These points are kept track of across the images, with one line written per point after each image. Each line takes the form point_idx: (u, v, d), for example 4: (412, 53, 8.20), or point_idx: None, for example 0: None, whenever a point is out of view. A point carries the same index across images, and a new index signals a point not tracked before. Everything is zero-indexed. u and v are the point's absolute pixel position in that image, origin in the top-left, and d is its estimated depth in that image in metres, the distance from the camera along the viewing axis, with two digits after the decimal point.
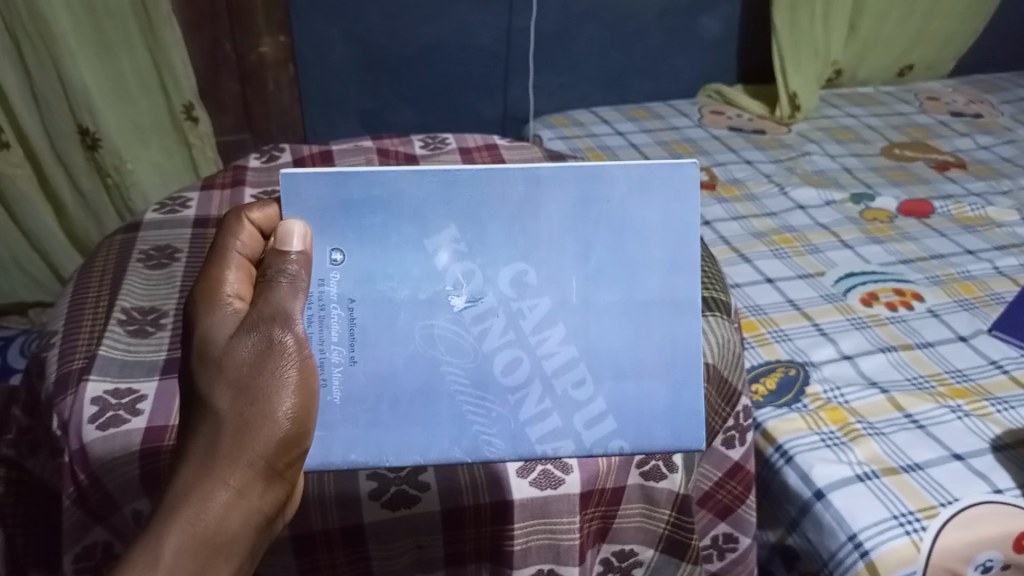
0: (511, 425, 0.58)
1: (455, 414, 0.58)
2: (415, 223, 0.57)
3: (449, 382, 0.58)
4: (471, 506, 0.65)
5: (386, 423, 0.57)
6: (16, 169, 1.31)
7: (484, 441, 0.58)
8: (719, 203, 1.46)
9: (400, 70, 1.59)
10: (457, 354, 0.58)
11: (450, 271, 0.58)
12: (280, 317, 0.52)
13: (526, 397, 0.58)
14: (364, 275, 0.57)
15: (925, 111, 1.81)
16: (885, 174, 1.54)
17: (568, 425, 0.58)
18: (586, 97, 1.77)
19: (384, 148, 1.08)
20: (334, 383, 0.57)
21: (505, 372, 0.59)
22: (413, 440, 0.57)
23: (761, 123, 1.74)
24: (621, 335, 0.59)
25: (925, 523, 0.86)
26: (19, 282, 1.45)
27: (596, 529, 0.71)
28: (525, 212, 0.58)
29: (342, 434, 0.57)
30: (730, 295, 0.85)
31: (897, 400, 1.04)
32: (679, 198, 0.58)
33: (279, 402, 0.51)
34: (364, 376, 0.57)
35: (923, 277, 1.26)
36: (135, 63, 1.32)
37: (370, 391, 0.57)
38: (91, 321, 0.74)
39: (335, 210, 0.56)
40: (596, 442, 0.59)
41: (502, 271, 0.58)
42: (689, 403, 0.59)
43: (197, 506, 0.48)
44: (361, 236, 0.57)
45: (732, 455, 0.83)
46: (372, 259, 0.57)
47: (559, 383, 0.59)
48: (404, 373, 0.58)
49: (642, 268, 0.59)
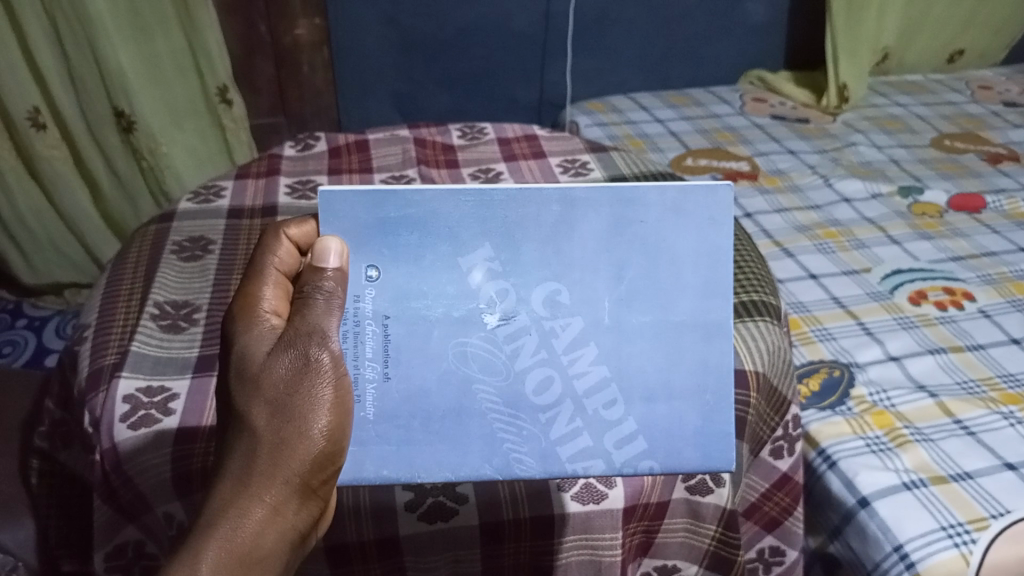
0: (542, 444, 0.55)
1: (485, 432, 0.55)
2: (449, 241, 0.55)
3: (480, 401, 0.55)
4: (511, 520, 0.62)
5: (418, 440, 0.55)
6: (53, 151, 1.33)
7: (514, 460, 0.55)
8: (760, 195, 1.42)
9: (435, 55, 1.56)
10: (488, 372, 0.55)
11: (484, 290, 0.55)
12: (317, 334, 0.50)
13: (557, 416, 0.56)
14: (399, 292, 0.55)
15: (976, 100, 1.74)
16: (935, 166, 1.49)
17: (599, 445, 0.56)
18: (624, 83, 1.73)
19: (421, 138, 1.05)
20: (368, 400, 0.54)
21: (538, 392, 0.56)
22: (444, 457, 0.55)
23: (805, 112, 1.69)
24: (653, 356, 0.56)
25: (975, 535, 0.82)
26: (56, 262, 1.47)
27: (638, 543, 0.69)
28: (561, 233, 0.56)
29: (375, 449, 0.55)
30: (780, 300, 0.80)
31: (947, 405, 1.00)
32: (712, 223, 0.56)
33: (315, 420, 0.49)
34: (397, 394, 0.55)
35: (974, 275, 1.22)
36: (171, 45, 1.30)
37: (402, 408, 0.55)
38: (124, 316, 0.73)
39: (372, 228, 0.54)
40: (626, 462, 0.56)
41: (535, 290, 0.56)
42: (722, 423, 0.56)
43: (232, 524, 0.47)
44: (396, 253, 0.55)
45: (781, 466, 0.79)
46: (406, 277, 0.55)
47: (590, 403, 0.56)
48: (436, 391, 0.55)
49: (677, 290, 0.56)
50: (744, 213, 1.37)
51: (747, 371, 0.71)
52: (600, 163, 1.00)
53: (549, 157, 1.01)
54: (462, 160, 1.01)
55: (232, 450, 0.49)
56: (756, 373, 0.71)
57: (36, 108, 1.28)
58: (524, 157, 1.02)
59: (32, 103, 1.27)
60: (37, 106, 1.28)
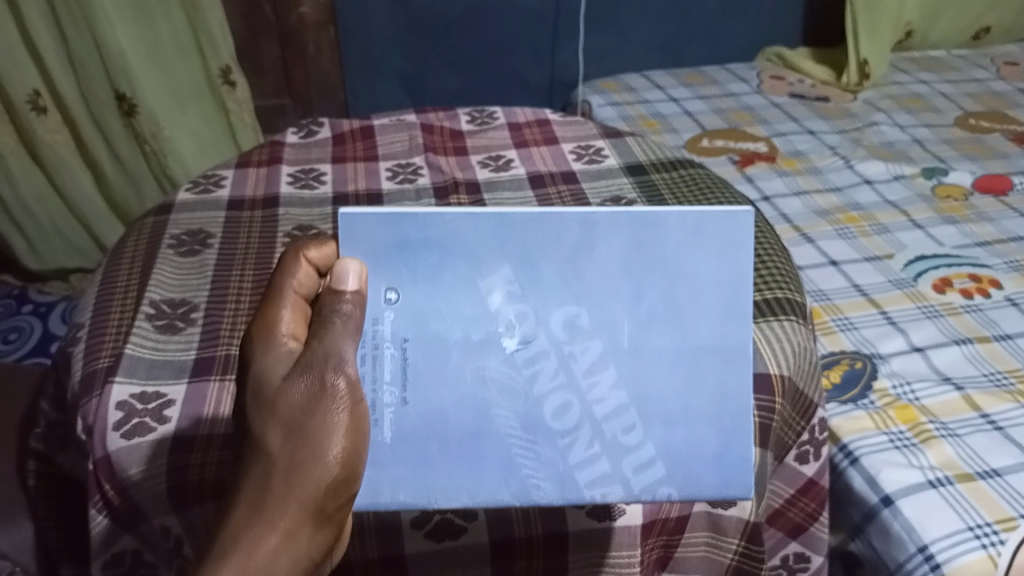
0: (559, 468, 0.52)
1: (502, 456, 0.52)
2: (469, 263, 0.53)
3: (498, 425, 0.52)
4: (522, 538, 0.60)
5: (436, 464, 0.52)
6: (55, 135, 1.30)
7: (531, 485, 0.52)
8: (779, 177, 1.37)
9: (445, 33, 1.52)
10: (507, 396, 0.53)
11: (503, 313, 0.53)
12: (334, 359, 0.48)
13: (576, 441, 0.53)
14: (420, 313, 0.53)
15: (1002, 77, 1.68)
16: (959, 147, 1.44)
17: (616, 470, 0.53)
18: (638, 61, 1.68)
19: (428, 123, 1.01)
20: (385, 422, 0.52)
21: (558, 417, 0.53)
22: (461, 482, 0.52)
23: (825, 90, 1.63)
24: (672, 382, 0.53)
25: (1004, 536, 0.79)
26: (60, 246, 1.44)
27: (657, 558, 0.66)
28: (579, 256, 0.53)
29: (392, 473, 0.52)
30: (805, 297, 0.77)
31: (973, 399, 0.96)
32: (732, 248, 0.53)
33: (330, 445, 0.47)
34: (416, 418, 0.52)
35: (1001, 262, 1.17)
36: (172, 26, 1.26)
37: (420, 432, 0.52)
38: (119, 313, 0.70)
39: (391, 250, 0.52)
40: (645, 488, 0.52)
41: (554, 313, 0.53)
42: (741, 449, 0.53)
43: (246, 551, 0.44)
44: (416, 274, 0.53)
45: (806, 471, 0.75)
46: (425, 298, 0.53)
47: (609, 428, 0.53)
48: (454, 415, 0.52)
49: (695, 313, 0.54)
50: (762, 196, 1.32)
51: (772, 376, 0.67)
52: (616, 149, 0.96)
53: (562, 143, 0.98)
54: (471, 147, 0.97)
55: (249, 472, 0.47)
56: (781, 377, 0.68)
57: (36, 91, 1.25)
58: (536, 144, 0.98)
59: (32, 86, 1.24)
60: (37, 89, 1.24)
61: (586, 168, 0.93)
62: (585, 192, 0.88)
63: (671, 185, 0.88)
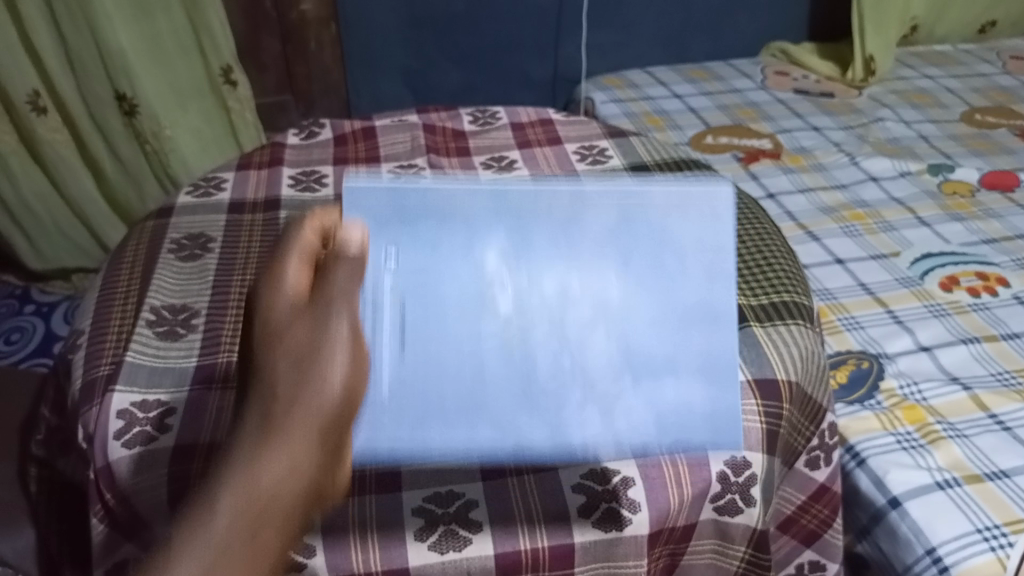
0: (551, 426, 0.48)
1: (501, 417, 0.48)
2: (466, 230, 0.50)
3: (497, 387, 0.48)
4: (528, 551, 0.57)
5: (435, 427, 0.47)
6: (55, 134, 1.29)
7: (526, 442, 0.48)
8: (784, 174, 1.36)
9: (447, 29, 1.51)
10: (505, 359, 0.48)
11: (497, 276, 0.50)
12: (340, 290, 0.45)
13: (566, 402, 0.48)
14: (422, 280, 0.49)
15: (1008, 72, 1.67)
16: (966, 142, 1.43)
17: (608, 427, 0.48)
18: (642, 57, 1.67)
19: (430, 124, 1.01)
20: (384, 383, 0.47)
21: (551, 371, 0.49)
22: (459, 442, 0.47)
23: (830, 85, 1.62)
24: (661, 343, 0.50)
25: (1013, 538, 0.78)
26: (63, 246, 1.43)
27: (663, 566, 0.65)
28: (570, 229, 0.50)
29: (388, 438, 0.46)
30: (813, 299, 0.76)
31: (981, 399, 0.95)
32: (716, 215, 0.50)
33: (334, 369, 0.43)
34: (416, 383, 0.47)
35: (1009, 259, 1.16)
36: (172, 24, 1.25)
37: (420, 397, 0.47)
38: (119, 320, 0.70)
39: (394, 215, 0.49)
40: (635, 443, 0.48)
41: (546, 276, 0.50)
42: (734, 403, 0.49)
43: (247, 473, 0.39)
44: (418, 242, 0.49)
45: (817, 476, 0.75)
46: (427, 266, 0.49)
47: (598, 387, 0.49)
48: (455, 379, 0.48)
49: (682, 274, 0.50)
50: (766, 194, 1.31)
51: (779, 381, 0.67)
52: (619, 148, 0.95)
53: (565, 143, 0.97)
54: (473, 147, 0.97)
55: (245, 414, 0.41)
56: (788, 382, 0.67)
57: (36, 91, 1.24)
58: (540, 144, 0.97)
59: (32, 86, 1.23)
60: (37, 89, 1.24)
61: (590, 168, 0.92)
62: None
63: None
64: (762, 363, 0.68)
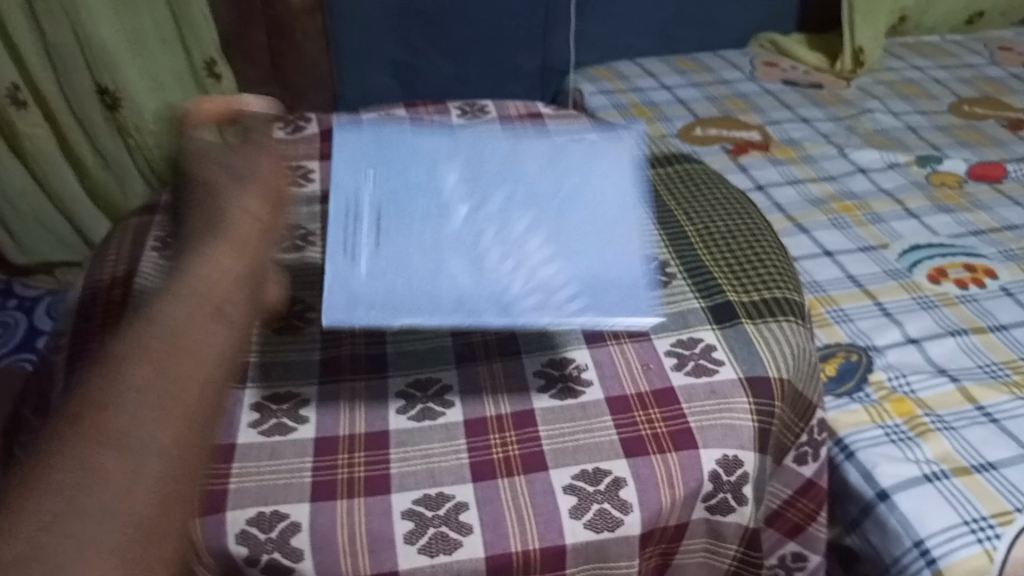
0: (502, 294, 0.56)
1: (455, 288, 0.56)
2: (433, 158, 0.67)
3: (451, 262, 0.59)
4: (519, 553, 0.56)
5: (399, 291, 0.56)
6: (36, 128, 1.28)
7: (480, 306, 0.55)
8: (773, 165, 1.36)
9: (435, 20, 1.49)
10: (462, 244, 0.61)
11: (455, 187, 0.65)
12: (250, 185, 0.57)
13: (516, 268, 0.58)
14: (393, 190, 0.64)
15: (996, 62, 1.67)
16: (954, 133, 1.43)
17: (553, 288, 0.57)
18: (631, 47, 1.66)
19: (419, 118, 1.00)
20: (357, 261, 0.58)
21: (498, 248, 0.60)
22: (421, 303, 0.55)
23: (819, 76, 1.62)
24: (582, 225, 0.63)
25: (1000, 530, 0.79)
26: (46, 240, 1.42)
27: (655, 566, 0.65)
28: (513, 161, 0.67)
29: (360, 301, 0.55)
30: (803, 296, 0.77)
31: (969, 391, 0.95)
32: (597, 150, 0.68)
33: (221, 264, 0.49)
34: (385, 257, 0.58)
35: (997, 251, 1.16)
36: (154, 16, 1.23)
37: (389, 266, 0.58)
38: (104, 320, 0.69)
39: (375, 154, 0.67)
40: (582, 304, 0.56)
41: (494, 190, 0.65)
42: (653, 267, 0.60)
43: (148, 341, 0.44)
44: (390, 169, 0.66)
45: (804, 471, 0.75)
46: (399, 179, 0.65)
47: (539, 259, 0.59)
48: (421, 255, 0.59)
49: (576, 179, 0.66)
50: (755, 185, 1.31)
51: (772, 379, 0.67)
52: None
53: None
54: None
55: (126, 362, 0.43)
56: (781, 380, 0.67)
57: (14, 85, 1.23)
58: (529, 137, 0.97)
59: (11, 79, 1.22)
60: (16, 82, 1.22)
61: None
62: None
63: (666, 183, 0.89)
64: (756, 360, 0.68)
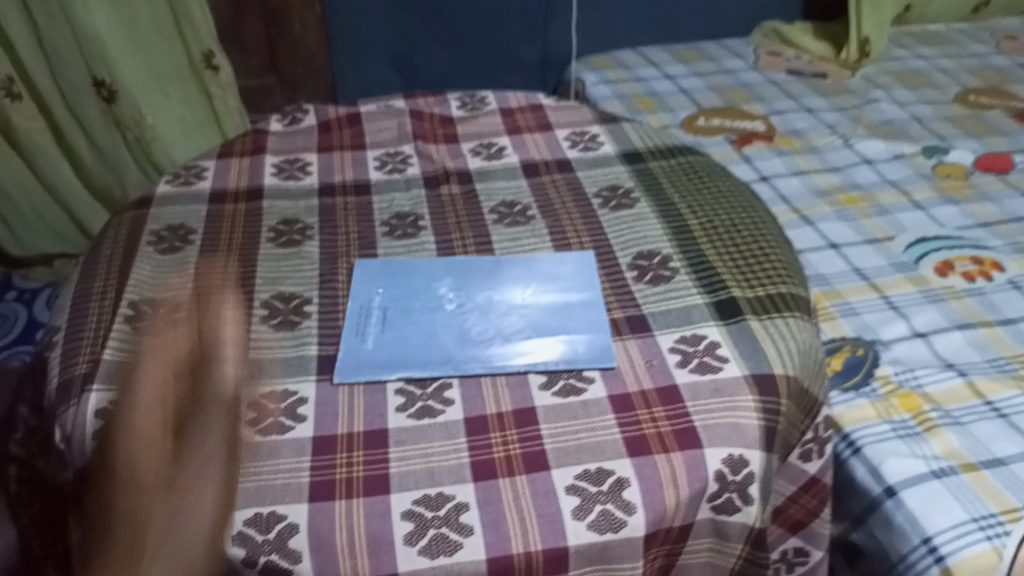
0: (482, 357, 0.67)
1: (444, 355, 0.67)
2: (439, 263, 0.77)
3: (441, 339, 0.69)
4: (521, 555, 0.54)
5: (394, 365, 0.66)
6: (31, 121, 1.27)
7: (465, 362, 0.67)
8: (777, 156, 1.34)
9: (433, 10, 1.47)
10: (452, 325, 0.70)
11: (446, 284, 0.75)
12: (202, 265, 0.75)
13: (492, 339, 0.69)
14: (399, 293, 0.74)
15: (1002, 51, 1.65)
16: (960, 124, 1.41)
17: (518, 347, 0.68)
18: (633, 37, 1.64)
19: (418, 109, 0.99)
20: (367, 339, 0.69)
21: (479, 327, 0.70)
22: (413, 366, 0.66)
23: (823, 65, 1.60)
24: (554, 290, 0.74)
25: (1009, 527, 0.77)
26: (43, 233, 1.40)
27: (659, 567, 0.63)
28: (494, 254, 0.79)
29: (362, 375, 0.66)
30: (806, 289, 0.76)
31: (976, 386, 0.94)
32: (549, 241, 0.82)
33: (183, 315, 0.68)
34: (387, 344, 0.68)
35: (1004, 243, 1.15)
36: (150, 7, 1.21)
37: (389, 350, 0.68)
38: (97, 317, 0.69)
39: (384, 271, 0.76)
40: (538, 357, 0.67)
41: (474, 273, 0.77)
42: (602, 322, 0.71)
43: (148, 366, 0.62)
44: (396, 281, 0.75)
45: (809, 468, 0.73)
46: (405, 281, 0.75)
47: (509, 332, 0.69)
48: (414, 338, 0.69)
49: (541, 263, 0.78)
50: (759, 177, 1.29)
51: (777, 377, 0.65)
52: (611, 136, 0.95)
53: (555, 129, 0.96)
54: (461, 134, 0.95)
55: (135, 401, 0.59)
56: (786, 376, 0.66)
57: (8, 77, 1.22)
58: (529, 129, 0.96)
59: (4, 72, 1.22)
60: (10, 74, 1.22)
61: (581, 155, 0.92)
62: (581, 182, 0.88)
63: (669, 175, 0.88)
64: (760, 358, 0.67)
